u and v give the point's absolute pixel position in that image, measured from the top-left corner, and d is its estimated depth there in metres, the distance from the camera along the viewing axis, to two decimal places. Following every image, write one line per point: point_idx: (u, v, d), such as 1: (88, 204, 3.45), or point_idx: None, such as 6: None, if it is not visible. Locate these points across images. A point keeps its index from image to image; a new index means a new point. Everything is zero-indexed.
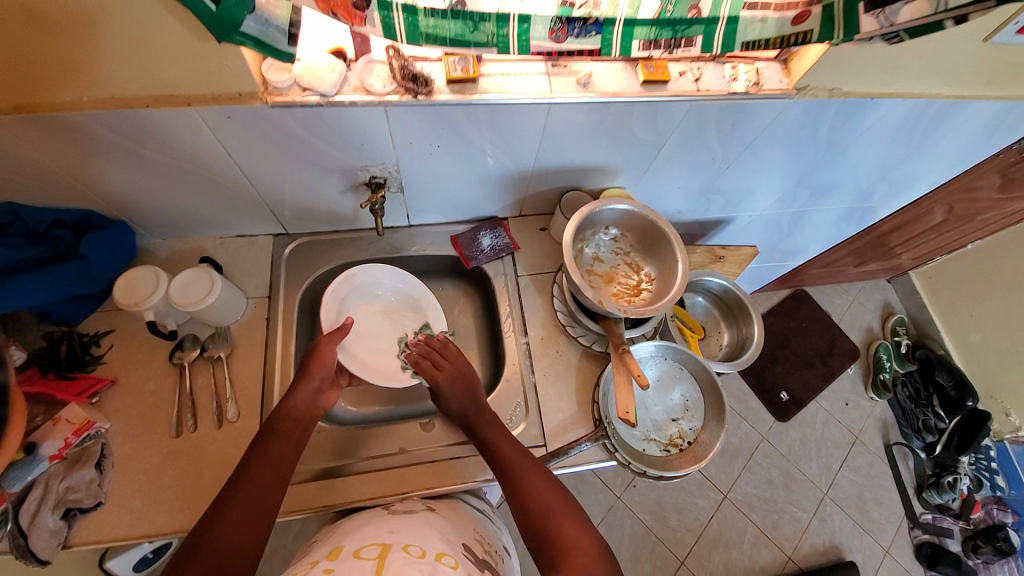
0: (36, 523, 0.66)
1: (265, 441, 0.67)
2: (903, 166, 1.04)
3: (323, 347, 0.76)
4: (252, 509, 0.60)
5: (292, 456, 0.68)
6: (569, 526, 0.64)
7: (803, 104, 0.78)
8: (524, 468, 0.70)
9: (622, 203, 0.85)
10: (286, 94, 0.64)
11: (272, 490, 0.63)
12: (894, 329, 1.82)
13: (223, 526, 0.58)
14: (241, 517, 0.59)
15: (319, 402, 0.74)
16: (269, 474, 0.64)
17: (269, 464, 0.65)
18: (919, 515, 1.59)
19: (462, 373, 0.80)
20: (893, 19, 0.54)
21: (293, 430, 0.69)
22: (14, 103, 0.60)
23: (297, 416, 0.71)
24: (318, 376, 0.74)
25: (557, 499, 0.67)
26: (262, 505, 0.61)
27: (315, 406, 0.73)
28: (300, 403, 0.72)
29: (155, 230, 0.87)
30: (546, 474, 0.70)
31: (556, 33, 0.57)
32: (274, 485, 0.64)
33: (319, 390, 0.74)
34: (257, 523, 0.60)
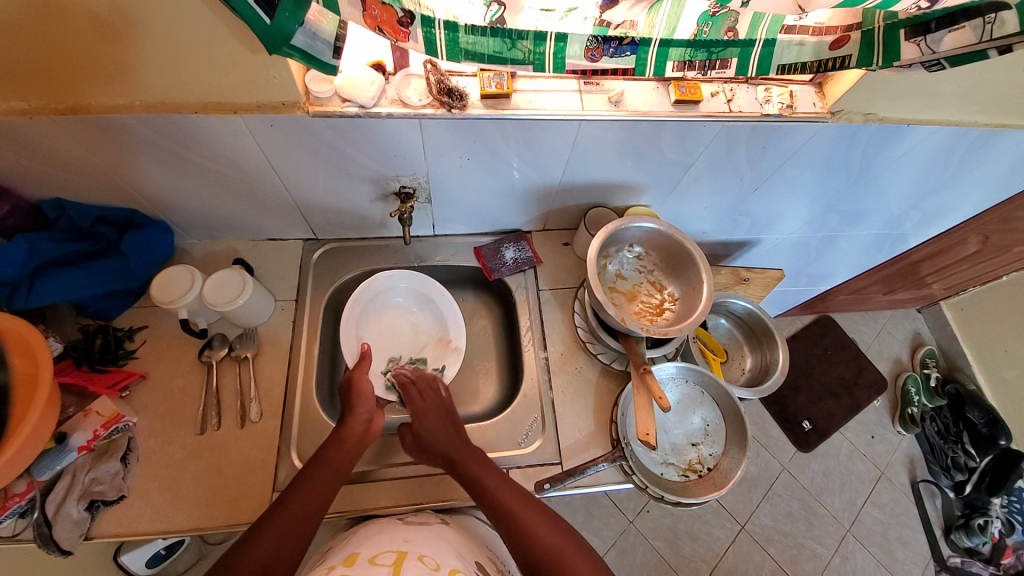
0: (60, 513, 0.68)
1: (315, 468, 0.66)
2: (938, 194, 1.01)
3: (357, 377, 0.76)
4: (287, 535, 0.59)
5: (337, 486, 0.66)
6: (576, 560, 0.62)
7: (836, 129, 0.77)
8: (523, 502, 0.66)
9: (648, 221, 0.85)
10: (326, 105, 0.66)
11: (311, 520, 0.62)
12: (923, 362, 1.76)
13: (259, 548, 0.57)
14: (274, 541, 0.58)
15: (372, 428, 0.73)
16: (311, 502, 0.63)
17: (312, 491, 0.64)
18: (947, 558, 1.51)
19: (444, 404, 0.77)
20: (935, 48, 0.54)
21: (344, 456, 0.68)
22: (70, 105, 0.63)
23: (353, 440, 0.70)
24: (365, 408, 0.74)
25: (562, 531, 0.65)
26: (299, 534, 0.60)
27: (371, 429, 0.73)
28: (354, 430, 0.71)
29: (192, 231, 0.90)
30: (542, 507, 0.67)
31: (591, 52, 0.58)
32: (313, 515, 0.62)
33: (369, 419, 0.73)
34: (291, 552, 0.58)
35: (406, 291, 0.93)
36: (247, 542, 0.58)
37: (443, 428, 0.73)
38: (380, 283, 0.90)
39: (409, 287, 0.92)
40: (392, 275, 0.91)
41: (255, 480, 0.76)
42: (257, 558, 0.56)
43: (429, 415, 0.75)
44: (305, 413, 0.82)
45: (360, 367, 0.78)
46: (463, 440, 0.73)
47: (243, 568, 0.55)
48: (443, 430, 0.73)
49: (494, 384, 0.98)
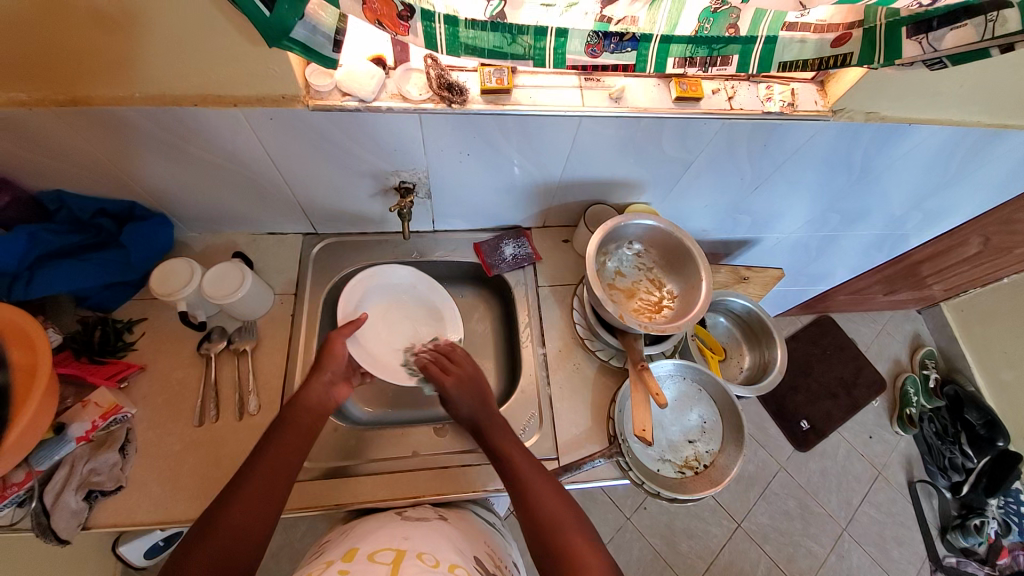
0: (59, 502, 0.68)
1: (280, 430, 0.67)
2: (939, 194, 1.01)
3: (336, 340, 0.76)
4: (260, 499, 0.60)
5: (304, 449, 0.67)
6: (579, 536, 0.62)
7: (838, 127, 0.77)
8: (537, 480, 0.67)
9: (648, 218, 0.85)
10: (326, 99, 0.66)
11: (282, 485, 0.63)
12: (923, 362, 1.77)
13: (231, 516, 0.58)
14: (249, 507, 0.59)
15: (335, 393, 0.73)
16: (281, 465, 0.64)
17: (279, 454, 0.64)
18: (942, 558, 1.51)
19: (472, 375, 0.78)
20: (936, 46, 0.54)
21: (303, 422, 0.69)
22: (71, 96, 0.63)
23: (310, 408, 0.70)
24: (331, 371, 0.73)
25: (571, 514, 0.64)
26: (271, 498, 0.61)
27: (327, 398, 0.72)
28: (314, 394, 0.71)
29: (191, 224, 0.90)
30: (557, 487, 0.67)
31: (591, 48, 0.58)
32: (284, 479, 0.63)
33: (338, 380, 0.74)
34: (265, 513, 0.60)
35: (409, 290, 0.92)
36: (223, 506, 0.59)
37: (470, 397, 0.75)
38: (386, 276, 0.90)
39: (412, 287, 0.92)
40: (399, 273, 0.91)
41: None
42: (231, 521, 0.58)
43: (461, 383, 0.76)
44: None
45: (342, 330, 0.78)
46: (490, 411, 0.75)
47: (220, 534, 0.56)
48: (469, 402, 0.75)
49: (492, 380, 0.98)
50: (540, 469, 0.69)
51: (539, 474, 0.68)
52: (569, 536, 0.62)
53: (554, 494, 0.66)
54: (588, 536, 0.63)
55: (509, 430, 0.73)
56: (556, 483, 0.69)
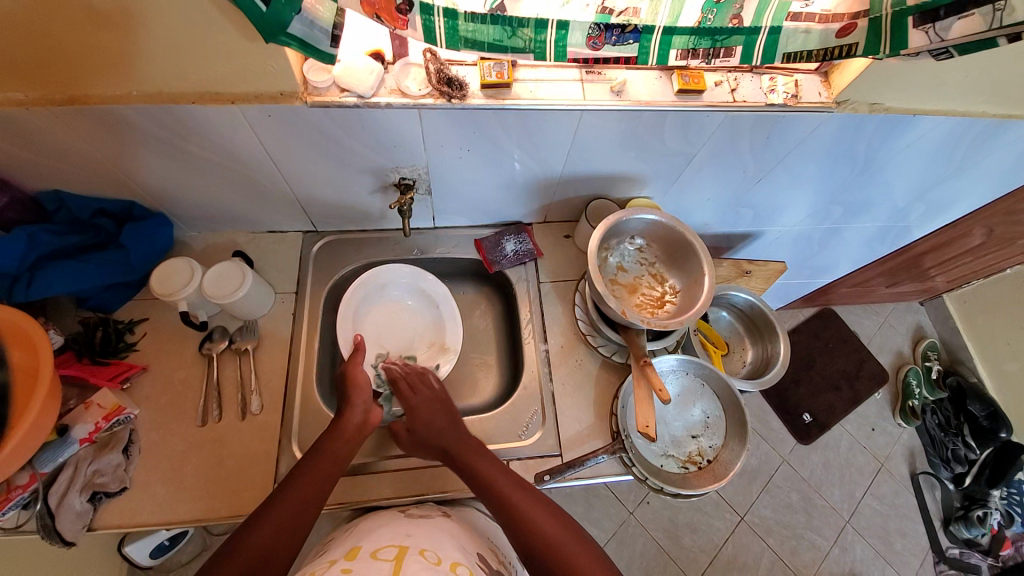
0: (63, 504, 0.68)
1: (313, 458, 0.66)
2: (942, 185, 1.00)
3: (352, 369, 0.76)
4: (285, 525, 0.60)
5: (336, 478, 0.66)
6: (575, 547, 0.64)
7: (841, 119, 0.76)
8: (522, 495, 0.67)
9: (650, 213, 0.84)
10: (325, 95, 0.65)
11: (308, 511, 0.62)
12: (925, 354, 1.76)
13: (256, 537, 0.58)
14: (274, 531, 0.59)
15: (370, 420, 0.72)
16: (310, 493, 0.63)
17: (309, 482, 0.64)
18: (945, 549, 1.51)
19: (438, 397, 0.77)
20: (943, 35, 0.53)
21: (341, 450, 0.68)
22: (68, 95, 0.62)
23: (348, 435, 0.69)
24: (362, 399, 0.73)
25: (565, 526, 0.66)
26: (297, 525, 0.60)
27: (366, 423, 0.72)
28: (352, 422, 0.70)
29: (191, 223, 0.90)
30: (544, 499, 0.68)
31: (593, 40, 0.57)
32: (311, 506, 0.62)
33: (370, 407, 0.73)
34: (289, 541, 0.59)
35: (406, 285, 0.92)
36: (247, 530, 0.59)
37: (435, 421, 0.74)
38: (381, 276, 0.90)
39: (408, 283, 0.92)
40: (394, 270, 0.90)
41: (257, 472, 0.76)
42: (255, 542, 0.58)
43: (422, 409, 0.75)
44: (306, 405, 0.82)
45: (354, 359, 0.78)
46: (459, 430, 0.74)
47: (244, 558, 0.57)
48: (439, 421, 0.74)
49: (495, 377, 0.98)
50: (521, 485, 0.68)
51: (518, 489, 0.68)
52: (569, 549, 0.63)
53: (540, 507, 0.66)
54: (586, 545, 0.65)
55: (482, 449, 0.72)
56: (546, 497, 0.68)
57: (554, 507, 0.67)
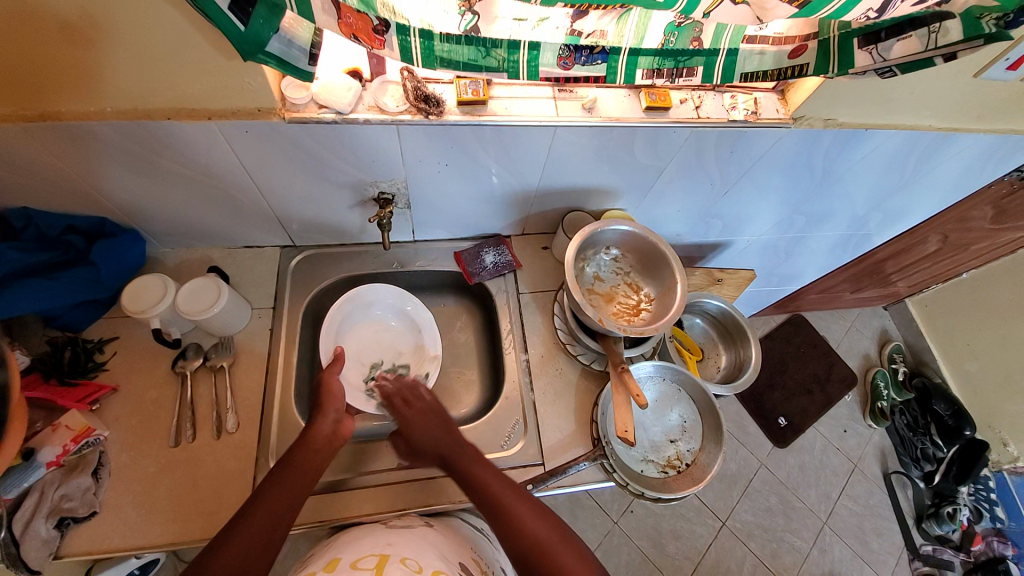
0: (28, 531, 0.65)
1: (283, 471, 0.65)
2: (897, 195, 1.06)
3: (328, 378, 0.75)
4: (253, 540, 0.58)
5: (306, 491, 0.65)
6: (565, 550, 0.64)
7: (800, 134, 0.81)
8: (513, 499, 0.67)
9: (623, 224, 0.87)
10: (303, 111, 0.66)
11: (277, 527, 0.61)
12: (891, 357, 1.84)
13: (223, 558, 0.56)
14: (242, 547, 0.58)
15: (340, 431, 0.72)
16: (280, 508, 0.62)
17: (279, 497, 0.63)
18: (919, 546, 1.56)
19: (432, 407, 0.77)
20: (885, 55, 0.57)
21: (310, 461, 0.67)
22: (39, 111, 0.62)
23: (318, 446, 0.69)
24: (334, 409, 0.73)
25: (556, 528, 0.66)
26: (266, 541, 0.59)
27: (337, 434, 0.71)
28: (321, 432, 0.69)
29: (165, 239, 0.89)
30: (536, 503, 0.68)
31: (563, 60, 0.60)
32: (282, 520, 0.61)
33: (338, 420, 0.72)
34: (258, 555, 0.58)
35: (383, 305, 0.93)
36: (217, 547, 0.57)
37: (432, 429, 0.74)
38: (369, 294, 0.90)
39: (386, 303, 0.93)
40: (377, 290, 0.91)
41: (234, 491, 0.75)
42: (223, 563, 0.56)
43: (417, 418, 0.75)
44: (284, 421, 0.81)
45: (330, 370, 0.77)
46: (455, 440, 0.73)
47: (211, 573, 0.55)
48: (435, 433, 0.73)
49: (476, 388, 0.98)
50: (513, 488, 0.68)
51: (515, 494, 0.68)
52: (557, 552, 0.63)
53: (535, 512, 0.67)
54: (575, 547, 0.65)
55: (480, 456, 0.71)
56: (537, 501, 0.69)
57: (545, 512, 0.67)
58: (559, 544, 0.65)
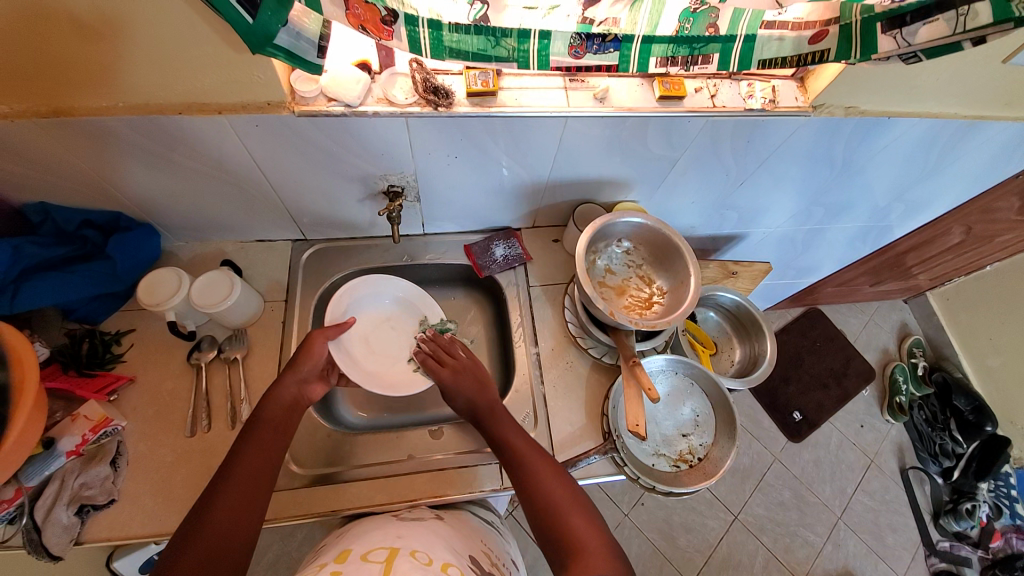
0: (50, 518, 0.67)
1: (252, 433, 0.67)
2: (920, 185, 1.03)
3: (314, 341, 0.77)
4: (239, 498, 0.61)
5: (281, 445, 0.67)
6: (576, 519, 0.64)
7: (820, 122, 0.78)
8: (531, 456, 0.70)
9: (635, 216, 0.86)
10: (312, 104, 0.66)
11: (259, 483, 0.63)
12: (910, 351, 1.79)
13: (214, 520, 0.58)
14: (229, 515, 0.59)
15: (305, 394, 0.74)
16: (257, 467, 0.64)
17: (254, 456, 0.65)
18: (936, 542, 1.54)
19: (470, 366, 0.82)
20: (910, 40, 0.55)
21: (278, 415, 0.70)
22: (53, 108, 0.62)
23: (286, 405, 0.71)
24: (307, 372, 0.75)
25: (573, 499, 0.66)
26: (252, 504, 0.61)
27: (303, 395, 0.73)
28: (286, 392, 0.72)
29: (179, 233, 0.90)
30: (561, 474, 0.69)
31: (575, 49, 0.58)
32: (263, 481, 0.63)
33: (303, 383, 0.74)
34: (245, 512, 0.60)
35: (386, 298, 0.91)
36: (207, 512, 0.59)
37: (467, 386, 0.78)
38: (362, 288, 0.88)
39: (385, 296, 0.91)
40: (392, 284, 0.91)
41: None
42: (214, 528, 0.57)
43: (453, 374, 0.80)
44: None
45: (324, 330, 0.78)
46: (488, 398, 0.78)
47: (203, 540, 0.56)
48: (468, 386, 0.78)
49: None
50: (533, 446, 0.72)
51: (554, 473, 0.69)
52: (566, 517, 0.64)
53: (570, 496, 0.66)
54: (588, 518, 0.65)
55: (509, 417, 0.76)
56: (558, 466, 0.71)
57: (584, 502, 0.67)
58: (573, 513, 0.65)
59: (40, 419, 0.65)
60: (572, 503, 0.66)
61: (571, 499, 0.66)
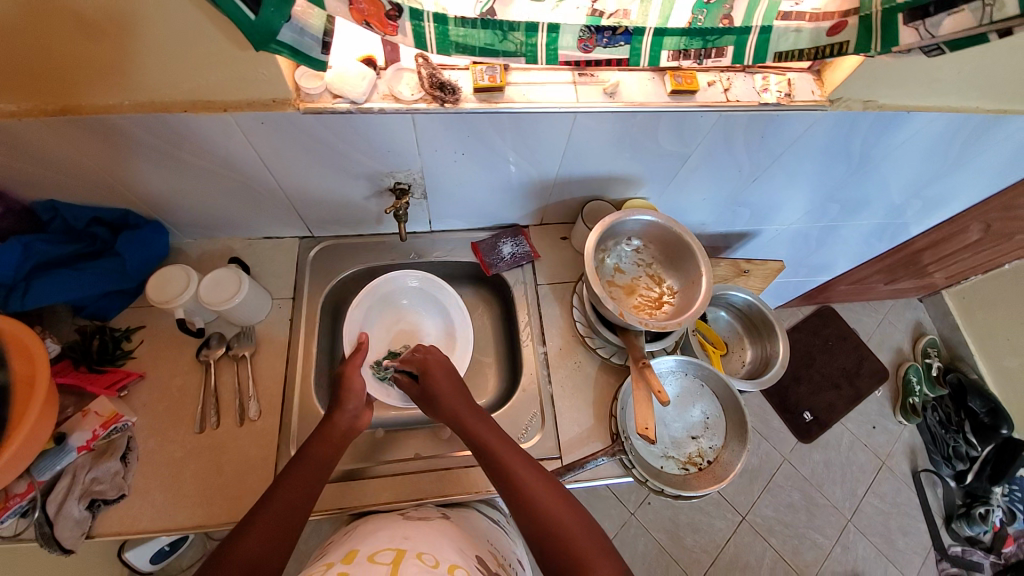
0: (62, 512, 0.68)
1: (298, 464, 0.66)
2: (939, 182, 1.00)
3: (350, 371, 0.75)
4: (277, 527, 0.59)
5: (322, 480, 0.66)
6: (582, 540, 0.60)
7: (836, 117, 0.76)
8: (526, 476, 0.66)
9: (646, 214, 0.84)
10: (317, 101, 0.65)
11: (296, 517, 0.61)
12: (926, 351, 1.76)
13: (245, 546, 0.57)
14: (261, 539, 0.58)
15: (356, 426, 0.72)
16: (295, 500, 0.62)
17: (298, 485, 0.63)
18: (948, 546, 1.51)
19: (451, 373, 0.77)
20: (934, 31, 0.52)
21: (324, 451, 0.68)
22: (61, 106, 0.63)
23: (333, 437, 0.69)
24: (353, 405, 0.73)
25: (578, 521, 0.62)
26: (285, 530, 0.60)
27: (354, 427, 0.72)
28: (338, 426, 0.70)
29: (187, 230, 0.90)
30: (563, 494, 0.65)
31: (584, 42, 0.57)
32: (300, 510, 0.62)
33: (353, 415, 0.72)
34: (279, 544, 0.58)
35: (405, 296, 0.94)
36: (239, 534, 0.58)
37: (450, 392, 0.74)
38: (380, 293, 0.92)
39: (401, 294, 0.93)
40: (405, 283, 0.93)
41: (256, 478, 0.76)
42: (246, 552, 0.56)
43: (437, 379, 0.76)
44: (304, 409, 0.82)
45: (353, 360, 0.77)
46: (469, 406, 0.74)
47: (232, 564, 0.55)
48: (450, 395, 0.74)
49: (493, 380, 0.98)
50: (527, 463, 0.68)
51: (536, 477, 0.66)
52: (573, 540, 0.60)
53: (565, 506, 0.64)
54: (596, 539, 0.61)
55: (496, 430, 0.71)
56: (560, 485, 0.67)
57: (575, 505, 0.65)
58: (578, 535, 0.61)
59: (52, 414, 0.65)
60: (577, 524, 0.62)
61: (577, 521, 0.62)
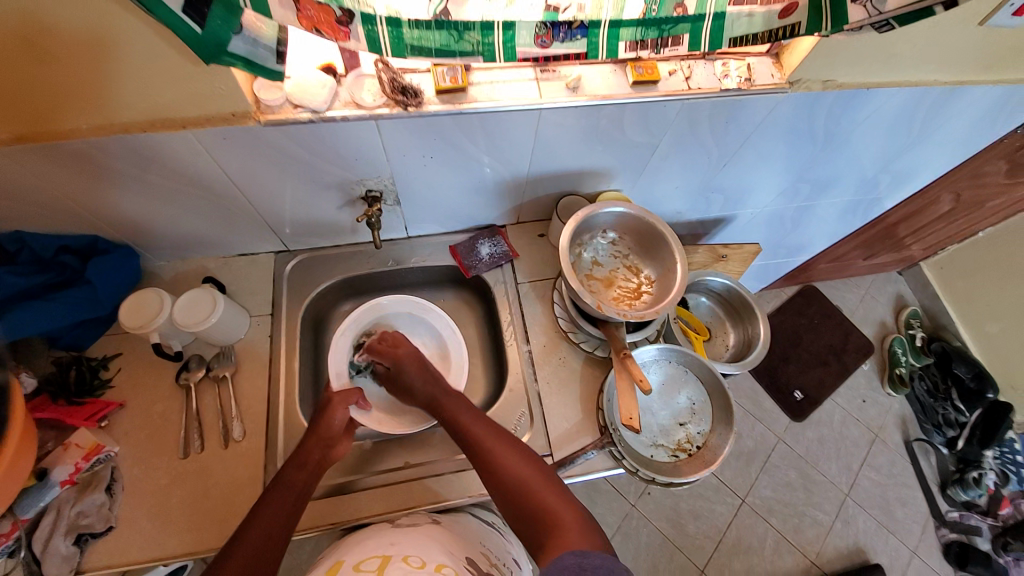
0: (48, 549, 0.67)
1: (273, 491, 0.65)
2: (906, 155, 1.02)
3: (336, 406, 0.74)
4: (256, 557, 0.59)
5: (299, 508, 0.65)
6: (546, 493, 0.64)
7: (798, 98, 0.77)
8: (491, 440, 0.70)
9: (618, 205, 0.84)
10: (279, 113, 0.64)
11: (275, 545, 0.61)
12: (908, 322, 1.79)
13: None
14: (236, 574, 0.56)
15: (329, 457, 0.71)
16: (273, 527, 0.62)
17: (273, 513, 0.63)
18: (944, 513, 1.54)
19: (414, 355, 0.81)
20: (881, 8, 0.53)
21: (296, 478, 0.67)
22: (16, 134, 0.61)
23: (303, 462, 0.68)
24: (320, 439, 0.71)
25: (541, 476, 0.66)
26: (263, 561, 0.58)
27: (326, 457, 0.70)
28: (311, 455, 0.69)
29: (160, 253, 0.88)
30: (527, 452, 0.69)
31: (541, 38, 0.57)
32: (276, 544, 0.61)
33: (327, 445, 0.71)
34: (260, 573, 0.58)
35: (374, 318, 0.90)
36: (218, 567, 0.57)
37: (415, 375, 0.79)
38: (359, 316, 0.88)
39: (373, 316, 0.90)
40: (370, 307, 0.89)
41: (246, 498, 0.75)
42: None
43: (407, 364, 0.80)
44: (290, 426, 0.82)
45: (342, 398, 0.76)
46: (437, 384, 0.78)
47: None
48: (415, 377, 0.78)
49: (481, 382, 0.98)
50: (489, 425, 0.72)
51: (498, 439, 0.70)
52: (538, 493, 0.64)
53: (535, 472, 0.66)
54: (559, 492, 0.64)
55: (461, 400, 0.76)
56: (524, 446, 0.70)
57: (537, 461, 0.68)
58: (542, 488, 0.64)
59: (31, 450, 0.64)
60: (541, 479, 0.66)
61: (540, 476, 0.66)
